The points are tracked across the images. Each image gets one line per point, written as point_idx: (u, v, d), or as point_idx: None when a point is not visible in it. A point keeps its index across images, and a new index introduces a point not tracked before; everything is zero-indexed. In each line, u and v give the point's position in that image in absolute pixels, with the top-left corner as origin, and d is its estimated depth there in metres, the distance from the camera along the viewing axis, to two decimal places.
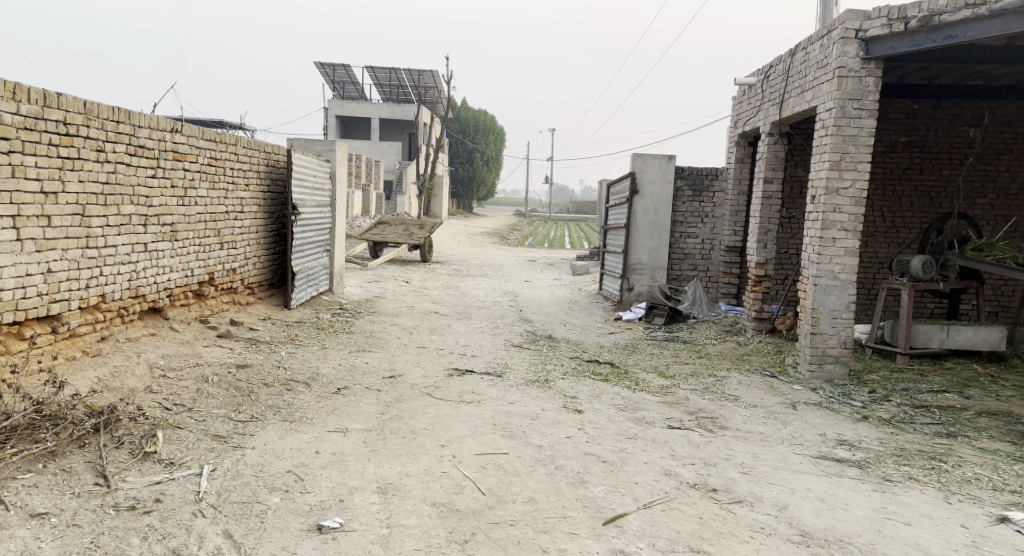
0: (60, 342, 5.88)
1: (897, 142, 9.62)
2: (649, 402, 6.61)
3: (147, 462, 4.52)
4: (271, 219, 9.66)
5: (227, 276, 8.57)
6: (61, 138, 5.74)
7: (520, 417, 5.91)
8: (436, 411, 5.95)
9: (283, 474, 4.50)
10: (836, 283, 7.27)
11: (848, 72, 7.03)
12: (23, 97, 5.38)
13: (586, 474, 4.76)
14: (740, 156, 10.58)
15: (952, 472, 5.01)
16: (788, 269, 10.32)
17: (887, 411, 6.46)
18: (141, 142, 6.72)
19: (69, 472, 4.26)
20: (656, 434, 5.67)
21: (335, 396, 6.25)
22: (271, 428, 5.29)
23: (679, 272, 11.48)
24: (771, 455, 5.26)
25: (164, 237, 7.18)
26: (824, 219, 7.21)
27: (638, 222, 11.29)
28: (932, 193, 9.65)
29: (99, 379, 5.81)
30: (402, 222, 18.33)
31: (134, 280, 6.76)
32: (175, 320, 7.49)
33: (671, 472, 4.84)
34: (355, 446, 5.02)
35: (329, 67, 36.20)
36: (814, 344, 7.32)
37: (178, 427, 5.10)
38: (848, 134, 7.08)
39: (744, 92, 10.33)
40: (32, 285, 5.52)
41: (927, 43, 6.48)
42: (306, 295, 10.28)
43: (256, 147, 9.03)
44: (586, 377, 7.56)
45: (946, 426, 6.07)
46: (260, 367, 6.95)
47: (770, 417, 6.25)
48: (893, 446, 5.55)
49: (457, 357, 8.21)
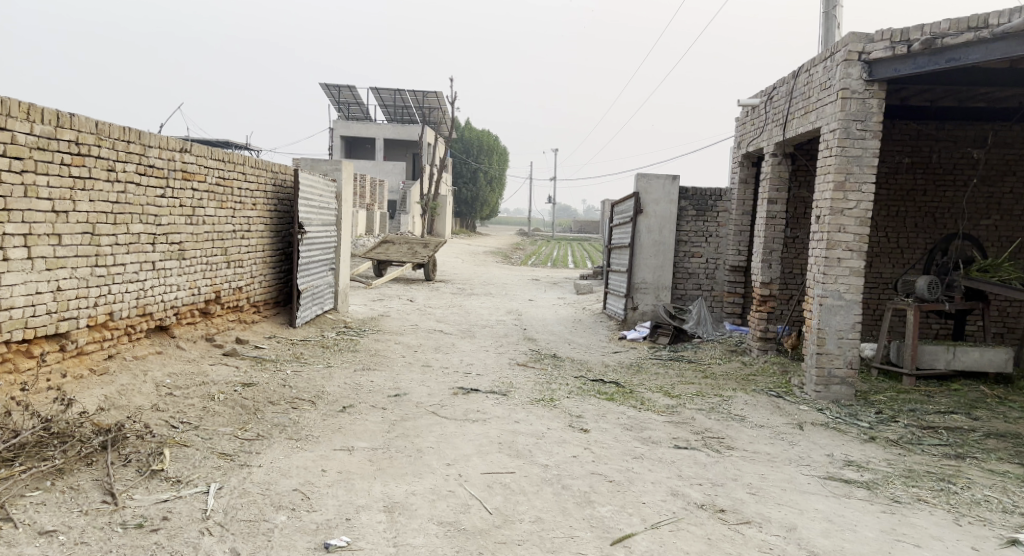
0: (68, 360, 5.90)
1: (900, 164, 9.66)
2: (655, 422, 6.59)
3: (154, 480, 4.51)
4: (277, 237, 9.70)
5: (233, 295, 8.59)
6: (73, 158, 5.80)
7: (526, 436, 5.90)
8: (441, 430, 5.95)
9: (289, 492, 4.49)
10: (842, 302, 7.27)
11: (851, 93, 7.08)
12: (36, 118, 5.45)
13: (592, 493, 4.74)
14: (744, 176, 10.62)
15: (961, 494, 4.98)
16: (793, 289, 10.34)
17: (894, 432, 6.43)
18: (151, 162, 6.78)
19: (77, 490, 4.26)
20: (663, 453, 5.66)
21: (340, 415, 6.24)
22: (277, 446, 5.29)
23: (683, 291, 11.50)
24: (778, 475, 5.24)
25: (171, 255, 7.22)
26: (829, 239, 7.23)
27: (643, 241, 11.33)
28: (937, 214, 9.68)
29: (106, 397, 5.81)
30: (406, 241, 18.41)
31: (141, 298, 6.79)
32: (181, 338, 7.51)
33: (679, 492, 4.82)
34: (360, 465, 5.01)
35: (335, 88, 36.56)
36: (820, 364, 7.31)
37: (185, 445, 5.10)
38: (852, 154, 7.12)
39: (747, 113, 10.41)
40: (41, 303, 5.55)
41: (930, 66, 6.56)
42: (311, 313, 10.29)
43: (264, 166, 9.11)
44: (591, 396, 7.54)
45: (955, 447, 6.04)
46: (266, 386, 6.95)
47: (777, 437, 6.23)
48: (901, 467, 5.52)
49: (462, 375, 8.21)
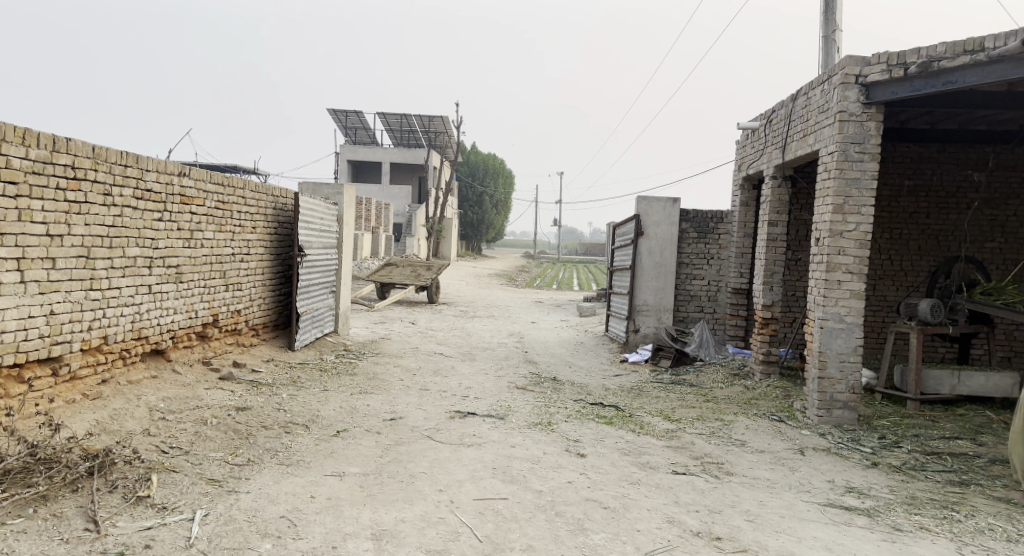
0: (60, 385, 5.85)
1: (902, 186, 9.61)
2: (654, 447, 6.49)
3: (140, 506, 4.45)
4: (277, 261, 9.70)
5: (231, 318, 8.56)
6: (69, 182, 5.80)
7: (521, 461, 5.81)
8: (435, 455, 5.87)
9: (275, 519, 4.41)
10: (843, 326, 7.19)
11: (848, 116, 7.06)
12: (32, 142, 5.46)
13: (586, 520, 4.64)
14: (744, 199, 10.63)
15: (965, 522, 4.86)
16: (795, 312, 10.27)
17: (897, 457, 6.32)
18: (148, 186, 6.78)
19: (59, 517, 4.19)
20: (660, 479, 5.56)
21: (333, 439, 6.17)
22: (268, 472, 5.21)
23: (685, 314, 11.41)
24: (777, 502, 5.13)
25: (168, 279, 7.19)
26: (828, 261, 7.15)
27: (644, 263, 11.28)
28: (939, 237, 9.61)
29: (97, 422, 5.75)
30: (410, 263, 18.39)
31: (137, 322, 6.75)
32: (177, 362, 7.46)
33: (675, 519, 4.72)
34: (351, 491, 4.93)
35: (342, 112, 36.88)
36: (822, 388, 7.21)
37: (174, 470, 5.03)
38: (850, 177, 7.08)
39: (747, 135, 10.41)
40: (33, 327, 5.52)
41: (927, 88, 6.54)
42: (310, 336, 10.23)
43: (264, 191, 9.12)
44: (590, 420, 7.44)
45: (959, 474, 5.92)
46: (260, 410, 6.89)
47: (778, 463, 6.12)
48: (904, 494, 5.40)
49: (460, 399, 8.11)
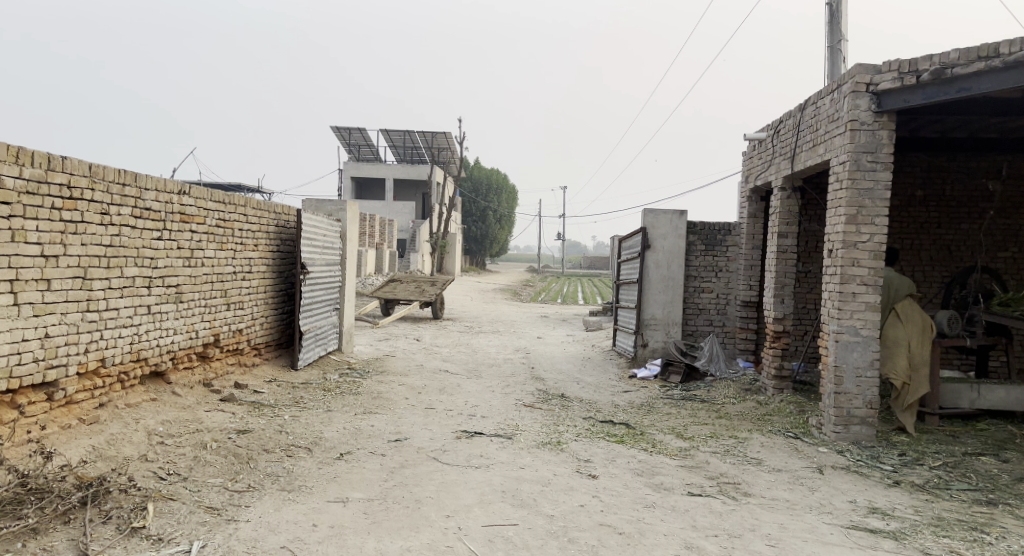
0: (55, 410, 5.70)
1: (913, 196, 9.45)
2: (667, 466, 6.28)
3: (134, 538, 4.28)
4: (279, 279, 9.54)
5: (233, 337, 8.41)
6: (64, 203, 5.66)
7: (531, 483, 5.62)
8: (442, 478, 5.68)
9: (276, 550, 4.23)
10: (858, 339, 6.99)
11: (860, 125, 6.89)
12: (26, 161, 5.32)
13: (601, 548, 4.45)
14: (752, 211, 10.46)
15: (996, 545, 4.66)
16: (806, 324, 10.07)
17: (920, 475, 6.10)
18: (147, 205, 6.64)
19: (50, 551, 4.02)
20: (676, 501, 5.35)
21: (337, 463, 5.99)
22: (268, 499, 5.03)
23: (694, 327, 11.21)
24: (799, 525, 4.92)
25: (167, 299, 7.04)
26: (841, 274, 6.98)
27: (650, 276, 11.10)
28: (952, 247, 9.43)
29: (93, 448, 5.58)
30: (414, 280, 18.27)
31: (135, 344, 6.59)
32: (177, 384, 7.29)
33: (693, 545, 4.52)
34: (355, 518, 4.75)
35: (346, 129, 36.95)
36: (838, 404, 6.99)
37: (171, 499, 4.86)
38: (863, 187, 6.91)
39: (754, 146, 10.24)
40: (27, 350, 5.36)
41: (940, 96, 6.38)
42: (313, 354, 10.04)
43: (266, 208, 8.97)
44: (601, 438, 7.26)
45: (985, 492, 5.70)
46: (261, 432, 6.70)
47: (797, 482, 5.91)
48: (930, 515, 5.19)
49: (467, 418, 7.91)
